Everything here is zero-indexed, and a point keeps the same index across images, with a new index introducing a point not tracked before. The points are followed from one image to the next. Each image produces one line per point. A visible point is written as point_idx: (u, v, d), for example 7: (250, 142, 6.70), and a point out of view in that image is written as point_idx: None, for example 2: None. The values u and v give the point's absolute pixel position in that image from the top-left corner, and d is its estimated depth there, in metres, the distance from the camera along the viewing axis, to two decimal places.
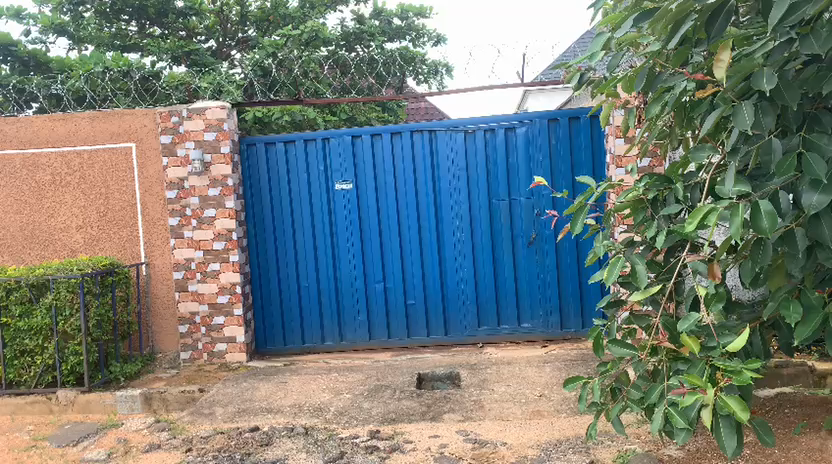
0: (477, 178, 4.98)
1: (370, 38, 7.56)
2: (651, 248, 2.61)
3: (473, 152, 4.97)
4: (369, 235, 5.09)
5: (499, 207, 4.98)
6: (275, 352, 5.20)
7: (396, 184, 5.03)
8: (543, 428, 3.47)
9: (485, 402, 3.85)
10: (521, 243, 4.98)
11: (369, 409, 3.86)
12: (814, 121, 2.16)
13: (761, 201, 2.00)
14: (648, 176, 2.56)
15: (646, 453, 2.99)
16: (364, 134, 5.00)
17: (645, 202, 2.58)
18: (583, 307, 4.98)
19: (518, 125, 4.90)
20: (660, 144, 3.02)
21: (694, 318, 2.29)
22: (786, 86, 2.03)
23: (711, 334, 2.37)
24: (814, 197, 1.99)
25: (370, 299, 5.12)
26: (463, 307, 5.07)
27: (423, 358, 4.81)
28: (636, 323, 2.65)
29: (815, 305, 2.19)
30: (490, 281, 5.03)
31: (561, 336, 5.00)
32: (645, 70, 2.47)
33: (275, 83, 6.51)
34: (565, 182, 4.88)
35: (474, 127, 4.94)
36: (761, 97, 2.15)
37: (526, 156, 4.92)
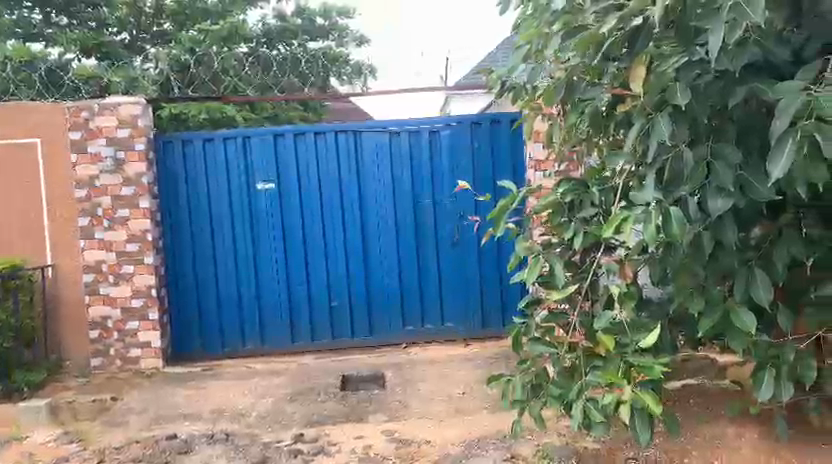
0: (401, 179, 5.00)
1: (293, 37, 7.45)
2: (568, 249, 2.71)
3: (397, 153, 4.98)
4: (291, 236, 5.01)
5: (423, 208, 5.02)
6: (193, 357, 5.04)
7: (320, 184, 4.98)
8: (465, 425, 3.52)
9: (409, 402, 3.88)
10: (446, 244, 5.04)
11: (291, 412, 3.81)
12: (717, 134, 2.29)
13: (673, 208, 2.12)
14: (566, 181, 2.69)
15: (564, 445, 3.08)
16: (287, 133, 4.93)
17: (564, 206, 2.66)
18: (504, 306, 5.10)
19: (442, 127, 4.96)
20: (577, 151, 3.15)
21: (609, 316, 2.42)
22: (696, 100, 2.20)
23: (625, 330, 2.43)
24: (719, 201, 2.15)
25: (293, 301, 5.05)
26: (387, 308, 5.08)
27: (347, 360, 4.79)
28: (555, 320, 2.71)
29: (716, 298, 2.35)
30: (414, 281, 5.06)
31: (483, 335, 5.11)
32: (562, 83, 2.59)
33: (193, 79, 6.31)
34: (487, 184, 4.98)
35: (399, 128, 4.96)
36: (674, 109, 2.24)
37: (450, 158, 4.98)
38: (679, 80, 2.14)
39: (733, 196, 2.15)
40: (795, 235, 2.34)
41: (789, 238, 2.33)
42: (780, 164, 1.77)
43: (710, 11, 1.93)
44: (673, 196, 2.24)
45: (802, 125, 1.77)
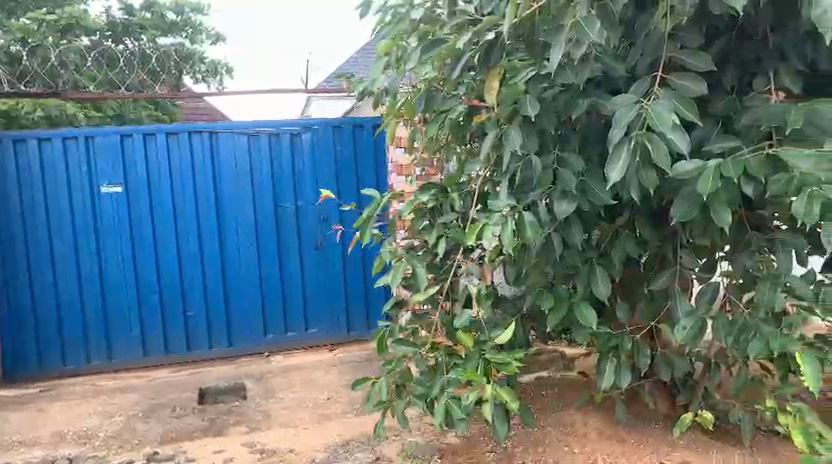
0: (262, 182, 4.87)
1: (141, 32, 6.96)
2: (430, 252, 2.78)
3: (257, 156, 4.85)
4: (142, 242, 4.72)
5: (285, 212, 4.93)
6: (29, 377, 4.59)
7: (173, 187, 4.73)
8: (330, 430, 3.51)
9: (273, 411, 3.79)
10: (309, 248, 4.99)
11: (145, 430, 3.59)
12: (563, 143, 2.47)
13: (526, 214, 2.23)
14: (428, 187, 2.74)
15: (427, 443, 3.16)
16: (135, 133, 4.62)
17: (425, 211, 2.76)
18: (368, 309, 5.14)
19: (304, 130, 4.90)
20: (436, 158, 3.30)
21: (467, 315, 2.49)
22: (544, 112, 2.35)
23: (483, 328, 2.57)
24: (564, 205, 2.30)
25: (144, 312, 4.76)
26: (248, 315, 4.93)
27: (205, 371, 4.59)
28: (418, 322, 2.79)
29: (564, 295, 2.51)
30: (276, 286, 4.96)
31: (347, 339, 5.12)
32: (422, 93, 2.68)
33: (27, 72, 5.66)
34: (350, 188, 4.99)
35: (258, 130, 4.82)
36: (525, 119, 2.39)
37: (312, 162, 4.93)
38: (528, 92, 2.27)
39: (575, 200, 2.31)
40: (630, 235, 2.57)
41: (625, 238, 2.56)
42: (618, 168, 1.94)
43: (556, 26, 2.07)
44: (525, 201, 2.38)
45: (636, 133, 1.93)
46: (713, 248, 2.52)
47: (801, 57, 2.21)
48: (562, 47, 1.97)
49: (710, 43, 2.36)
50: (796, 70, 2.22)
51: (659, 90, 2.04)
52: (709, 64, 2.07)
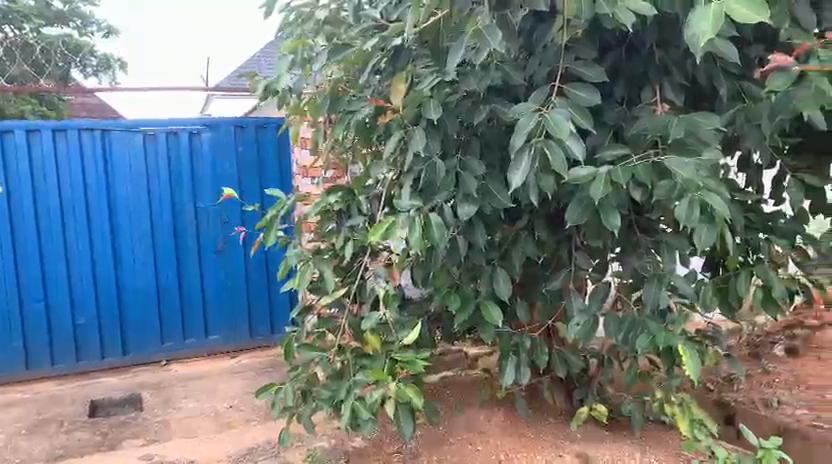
0: (159, 183, 4.67)
1: (24, 20, 6.48)
2: (336, 255, 2.75)
3: (153, 155, 4.64)
4: (26, 247, 4.40)
5: (183, 215, 4.75)
6: None
7: (60, 188, 4.45)
8: (232, 439, 3.41)
9: (172, 422, 3.64)
10: (209, 252, 4.82)
11: (29, 448, 3.35)
12: (466, 148, 2.53)
13: (432, 215, 2.26)
14: (334, 190, 2.75)
15: (333, 448, 3.14)
16: (17, 129, 4.30)
17: (331, 215, 2.79)
18: (272, 314, 5.05)
19: (204, 130, 4.74)
20: (342, 160, 3.32)
21: (376, 317, 2.49)
22: (448, 115, 2.41)
23: (390, 330, 2.58)
24: (465, 206, 2.34)
25: (27, 322, 4.44)
26: (144, 323, 4.72)
27: (97, 383, 4.34)
28: (325, 326, 2.76)
29: (469, 295, 2.58)
30: (174, 292, 4.76)
31: (250, 345, 5.00)
32: (327, 94, 2.65)
33: None
34: (253, 190, 4.88)
35: (155, 129, 4.62)
36: (429, 123, 2.43)
37: (212, 162, 4.78)
38: (434, 97, 2.31)
39: (477, 202, 2.36)
40: (529, 237, 2.66)
41: (524, 240, 2.65)
42: (519, 172, 2.01)
43: (460, 33, 2.12)
44: (430, 201, 2.42)
45: (535, 140, 2.01)
46: (605, 249, 2.67)
47: (683, 72, 2.38)
48: (460, 49, 2.05)
49: (602, 57, 2.50)
50: (679, 84, 2.40)
51: (556, 98, 2.13)
52: (601, 75, 2.20)
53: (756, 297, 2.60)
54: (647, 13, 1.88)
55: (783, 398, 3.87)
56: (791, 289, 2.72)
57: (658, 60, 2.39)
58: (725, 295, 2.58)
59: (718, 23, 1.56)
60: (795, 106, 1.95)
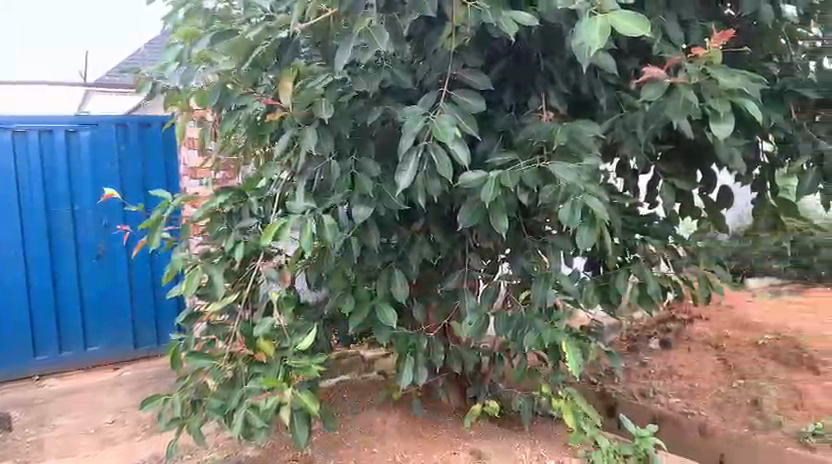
0: (30, 185, 4.33)
1: None
2: (227, 259, 2.65)
3: (23, 154, 4.30)
4: None
5: (58, 218, 4.43)
6: None
7: None
8: (115, 455, 3.22)
9: (46, 442, 3.38)
10: (88, 258, 4.53)
11: None
12: (361, 149, 2.51)
13: (325, 216, 2.24)
14: (225, 190, 2.62)
15: (226, 459, 3.03)
16: None
17: (222, 216, 2.63)
18: (158, 323, 4.81)
19: (81, 128, 4.45)
20: (233, 160, 3.25)
21: (269, 322, 2.44)
22: (341, 116, 2.38)
23: (284, 336, 2.54)
24: (360, 208, 2.34)
25: None
26: (13, 336, 4.35)
27: None
28: (215, 333, 2.67)
29: (364, 297, 2.58)
30: (48, 302, 4.43)
31: (134, 356, 4.74)
32: (217, 87, 2.51)
33: None
34: (137, 192, 4.63)
35: (25, 126, 4.29)
36: (322, 122, 2.40)
37: (91, 162, 4.49)
38: (326, 96, 2.30)
39: (372, 204, 2.36)
40: (425, 240, 2.69)
41: (420, 242, 2.68)
42: (406, 174, 2.04)
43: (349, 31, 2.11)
44: (325, 203, 2.40)
45: (424, 143, 2.06)
46: (496, 250, 2.76)
47: (566, 80, 2.48)
48: (347, 49, 2.04)
49: (491, 65, 2.55)
50: (562, 92, 2.51)
51: (444, 104, 2.19)
52: (487, 82, 2.27)
53: (634, 294, 2.79)
54: (529, 24, 1.99)
55: (658, 388, 4.14)
56: (664, 286, 2.91)
57: (544, 70, 2.48)
58: (605, 293, 2.73)
59: (605, 34, 1.68)
60: (665, 115, 2.08)
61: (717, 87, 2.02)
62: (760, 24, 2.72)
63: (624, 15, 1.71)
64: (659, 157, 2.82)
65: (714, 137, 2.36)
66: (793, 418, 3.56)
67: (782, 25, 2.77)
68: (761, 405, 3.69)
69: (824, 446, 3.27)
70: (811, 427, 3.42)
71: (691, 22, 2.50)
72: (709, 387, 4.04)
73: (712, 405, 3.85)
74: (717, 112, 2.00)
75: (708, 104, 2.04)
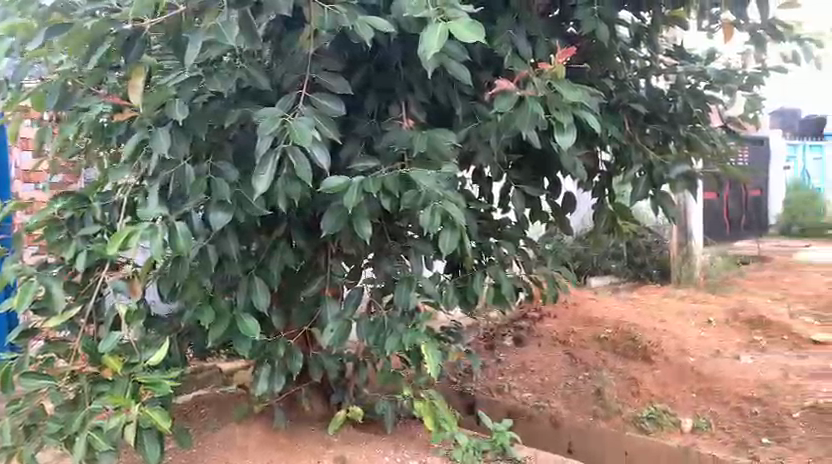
0: None
1: None
2: (67, 270, 2.48)
3: None
4: None
5: None
6: None
7: None
8: None
9: None
10: None
11: None
12: (217, 151, 2.42)
13: (178, 223, 2.13)
14: (63, 197, 2.49)
15: None
16: None
17: (61, 222, 2.44)
18: None
19: None
20: (74, 162, 3.02)
21: (116, 337, 2.27)
22: (196, 117, 2.29)
23: (132, 351, 2.41)
24: (219, 215, 2.24)
25: None
26: None
27: None
28: (54, 351, 2.45)
29: (224, 309, 2.46)
30: None
31: None
32: (56, 87, 2.31)
33: None
34: None
35: None
36: (174, 124, 2.31)
37: None
38: (178, 96, 2.21)
39: (232, 210, 2.27)
40: (287, 246, 2.64)
41: (282, 249, 2.62)
42: (264, 178, 1.99)
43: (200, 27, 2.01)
44: (178, 209, 2.28)
45: (283, 145, 2.01)
46: (359, 256, 2.77)
47: (424, 89, 2.54)
48: (195, 46, 1.93)
49: (351, 71, 2.56)
50: (421, 101, 2.56)
51: (302, 106, 2.16)
52: (346, 87, 2.27)
53: (489, 295, 2.88)
54: (384, 30, 2.02)
55: (513, 384, 4.37)
56: (517, 287, 3.07)
57: (402, 78, 2.53)
58: (463, 293, 2.82)
59: (444, 37, 1.77)
60: (514, 126, 2.20)
61: (561, 100, 2.17)
62: (598, 43, 2.95)
63: (465, 22, 1.79)
64: (511, 165, 2.97)
65: (558, 146, 2.54)
66: (631, 404, 3.89)
67: (616, 45, 3.04)
68: (604, 394, 4.00)
69: (657, 429, 3.61)
70: (645, 412, 3.76)
71: (538, 38, 2.67)
72: (558, 380, 4.32)
73: (561, 398, 4.12)
74: (561, 123, 2.15)
75: (553, 115, 2.18)
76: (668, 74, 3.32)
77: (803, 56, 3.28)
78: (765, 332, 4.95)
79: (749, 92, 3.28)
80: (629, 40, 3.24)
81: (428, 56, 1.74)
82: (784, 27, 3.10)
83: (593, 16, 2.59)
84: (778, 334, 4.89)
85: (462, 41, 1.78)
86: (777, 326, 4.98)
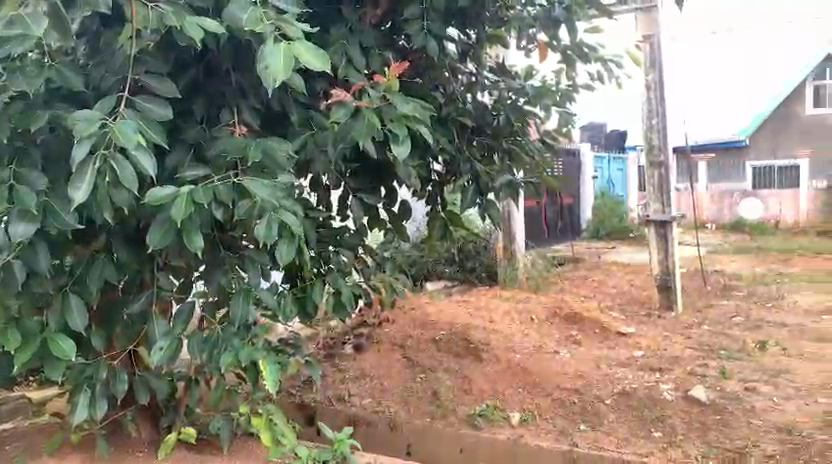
0: None
1: None
2: None
3: None
4: None
5: None
6: None
7: None
8: None
9: None
10: None
11: None
12: (22, 156, 2.16)
13: None
14: None
15: None
16: None
17: None
18: None
19: None
20: None
21: None
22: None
23: None
24: (20, 227, 1.99)
25: None
26: None
27: None
28: None
29: (31, 331, 2.22)
30: None
31: None
32: None
33: None
34: None
35: None
36: None
37: None
38: None
39: (36, 221, 2.03)
40: (107, 260, 2.43)
41: (101, 263, 2.40)
42: (83, 188, 1.83)
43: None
44: None
45: (102, 152, 1.86)
46: (189, 269, 2.58)
47: (258, 96, 2.48)
48: None
49: (177, 75, 2.46)
50: (255, 107, 2.50)
51: (125, 110, 2.02)
52: (173, 91, 2.15)
53: (329, 302, 2.89)
54: (216, 33, 1.95)
55: (353, 390, 4.40)
56: (356, 293, 3.08)
57: (234, 82, 2.44)
58: (303, 304, 2.79)
59: (290, 64, 1.78)
60: (350, 137, 2.23)
61: (395, 111, 2.22)
62: (427, 58, 3.09)
63: (307, 46, 1.82)
64: (347, 174, 2.97)
65: (393, 156, 2.60)
66: (465, 403, 4.08)
67: (445, 61, 3.21)
68: (440, 395, 4.16)
69: (489, 424, 3.81)
70: (478, 408, 3.96)
71: (371, 50, 2.73)
72: (396, 384, 4.41)
73: (400, 401, 4.21)
74: (395, 134, 2.19)
75: (388, 127, 2.22)
76: (492, 90, 3.48)
77: (606, 74, 3.68)
78: (580, 327, 5.43)
79: (562, 108, 3.56)
80: (457, 57, 3.35)
81: (269, 88, 1.74)
82: (589, 49, 3.42)
83: (423, 32, 2.70)
84: (590, 328, 5.39)
85: (306, 67, 1.83)
86: (590, 321, 5.49)
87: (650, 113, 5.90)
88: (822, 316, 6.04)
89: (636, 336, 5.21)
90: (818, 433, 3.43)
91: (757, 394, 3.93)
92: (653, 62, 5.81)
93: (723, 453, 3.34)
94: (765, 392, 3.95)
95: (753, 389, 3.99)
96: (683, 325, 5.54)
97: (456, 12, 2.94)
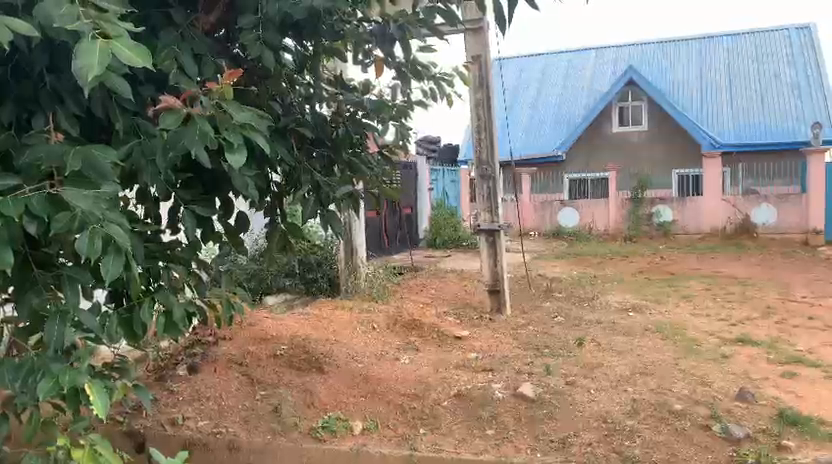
0: None
1: None
2: None
3: None
4: None
5: None
6: None
7: None
8: None
9: None
10: None
11: None
12: None
13: None
14: None
15: None
16: None
17: None
18: None
19: None
20: None
21: None
22: None
23: None
24: None
25: None
26: None
27: None
28: None
29: None
30: None
31: None
32: None
33: None
34: None
35: None
36: None
37: None
38: None
39: None
40: None
41: None
42: None
43: None
44: None
45: None
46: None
47: (77, 101, 2.29)
48: None
49: None
50: (73, 114, 2.30)
51: None
52: None
53: (159, 323, 2.73)
54: (27, 36, 1.76)
55: (187, 413, 4.17)
56: (188, 312, 2.88)
57: (49, 86, 2.24)
58: (130, 326, 2.60)
59: (107, 60, 1.71)
60: (180, 147, 2.13)
61: (231, 121, 2.16)
62: (263, 68, 3.03)
63: (126, 43, 1.78)
64: (178, 185, 2.78)
65: (229, 166, 2.52)
66: (307, 416, 4.03)
67: (283, 71, 3.14)
68: (281, 410, 4.07)
69: (331, 436, 3.81)
70: (321, 421, 3.94)
71: (204, 57, 2.63)
72: (235, 403, 4.25)
73: (238, 421, 4.05)
74: (230, 143, 2.13)
75: (223, 136, 2.15)
76: (330, 101, 3.53)
77: (438, 92, 3.86)
78: (419, 333, 5.61)
79: (398, 122, 3.70)
80: (294, 67, 3.34)
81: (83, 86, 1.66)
82: (422, 67, 3.59)
83: (258, 42, 2.66)
84: (429, 333, 5.60)
85: (126, 64, 1.77)
86: (428, 327, 5.69)
87: (479, 128, 6.24)
88: (627, 312, 6.77)
89: (470, 339, 5.49)
90: (628, 419, 3.82)
91: (578, 388, 4.30)
92: (480, 80, 6.17)
93: (549, 445, 3.63)
94: (584, 385, 4.34)
95: (574, 383, 4.37)
96: (512, 327, 5.94)
97: (291, 23, 2.90)
